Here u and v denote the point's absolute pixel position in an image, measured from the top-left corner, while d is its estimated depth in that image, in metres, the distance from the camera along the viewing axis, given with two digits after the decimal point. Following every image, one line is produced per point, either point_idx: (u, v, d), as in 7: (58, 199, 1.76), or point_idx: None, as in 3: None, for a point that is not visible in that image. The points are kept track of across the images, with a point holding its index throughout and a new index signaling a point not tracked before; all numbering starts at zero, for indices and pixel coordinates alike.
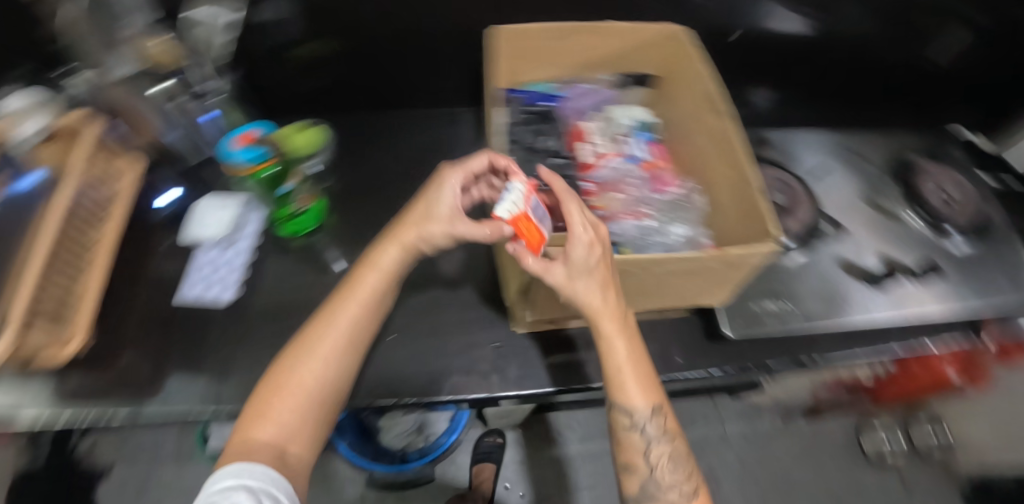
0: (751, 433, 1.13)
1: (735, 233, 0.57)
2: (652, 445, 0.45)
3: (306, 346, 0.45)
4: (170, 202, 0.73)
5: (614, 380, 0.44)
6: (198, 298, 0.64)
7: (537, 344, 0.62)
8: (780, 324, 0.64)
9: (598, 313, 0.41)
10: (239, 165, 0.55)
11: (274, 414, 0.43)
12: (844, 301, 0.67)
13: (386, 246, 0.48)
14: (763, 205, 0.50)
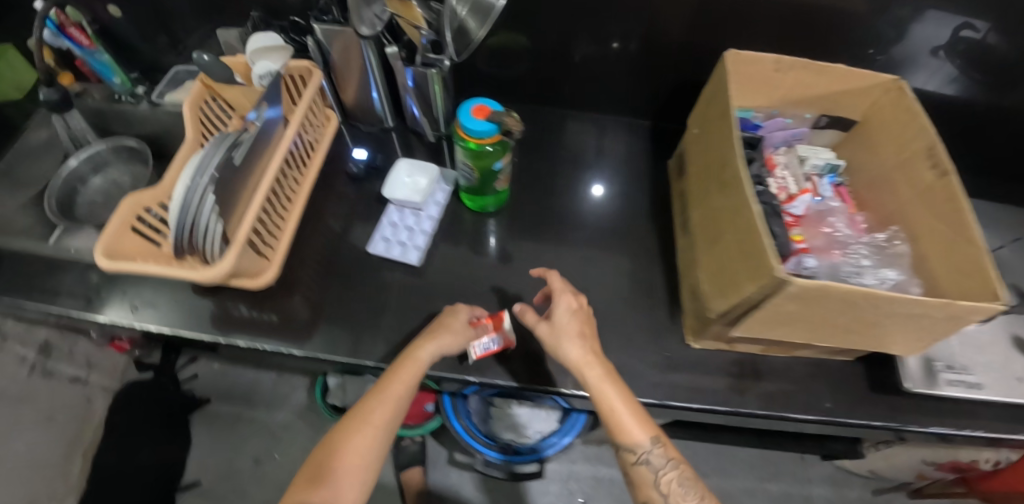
0: (838, 498, 1.11)
1: (944, 287, 0.55)
2: (659, 475, 0.51)
3: (325, 463, 0.51)
4: (360, 159, 0.75)
5: (610, 420, 0.52)
6: (388, 254, 0.67)
7: (701, 363, 0.64)
8: (953, 388, 0.62)
9: (579, 362, 0.53)
10: (476, 134, 0.57)
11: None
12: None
13: (388, 380, 0.54)
14: (988, 261, 0.48)
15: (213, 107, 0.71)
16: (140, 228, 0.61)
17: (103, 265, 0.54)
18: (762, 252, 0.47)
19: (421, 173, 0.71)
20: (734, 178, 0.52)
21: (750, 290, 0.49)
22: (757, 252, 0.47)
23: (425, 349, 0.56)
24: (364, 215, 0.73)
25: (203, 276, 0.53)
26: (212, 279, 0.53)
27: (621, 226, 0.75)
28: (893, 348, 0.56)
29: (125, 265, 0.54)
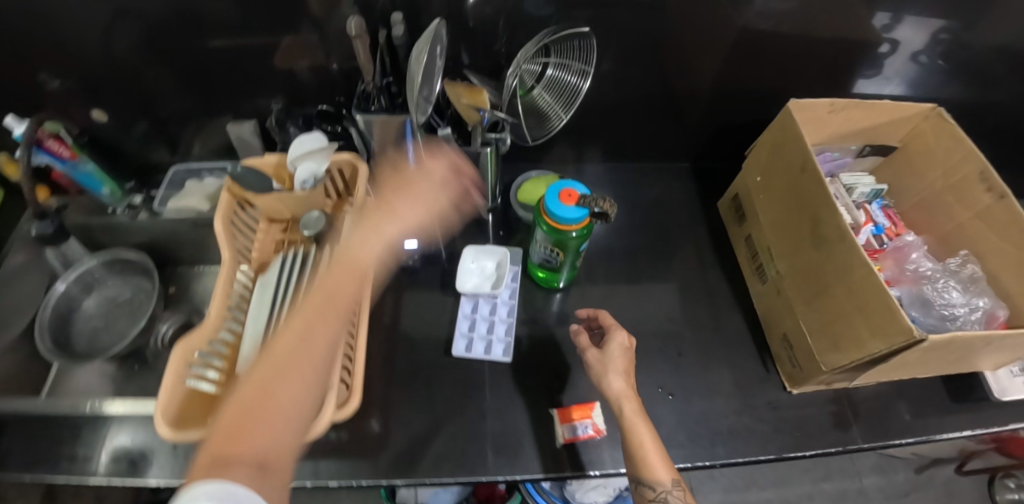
0: (888, 486, 1.15)
1: (1021, 305, 0.60)
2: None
3: (310, 330, 0.42)
4: (412, 249, 0.69)
5: (633, 454, 0.47)
6: (469, 353, 0.62)
7: (803, 408, 0.64)
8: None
9: (619, 393, 0.51)
10: (568, 221, 0.54)
11: (260, 413, 0.36)
12: None
13: (360, 233, 0.52)
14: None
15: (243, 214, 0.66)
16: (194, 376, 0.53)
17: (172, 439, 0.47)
18: (887, 312, 0.48)
19: (488, 257, 0.67)
20: (835, 236, 0.53)
21: (875, 347, 0.50)
22: (883, 313, 0.48)
23: (398, 217, 0.54)
24: (428, 307, 0.68)
25: (304, 431, 0.47)
26: (314, 435, 0.47)
27: (688, 276, 0.74)
28: (979, 364, 0.61)
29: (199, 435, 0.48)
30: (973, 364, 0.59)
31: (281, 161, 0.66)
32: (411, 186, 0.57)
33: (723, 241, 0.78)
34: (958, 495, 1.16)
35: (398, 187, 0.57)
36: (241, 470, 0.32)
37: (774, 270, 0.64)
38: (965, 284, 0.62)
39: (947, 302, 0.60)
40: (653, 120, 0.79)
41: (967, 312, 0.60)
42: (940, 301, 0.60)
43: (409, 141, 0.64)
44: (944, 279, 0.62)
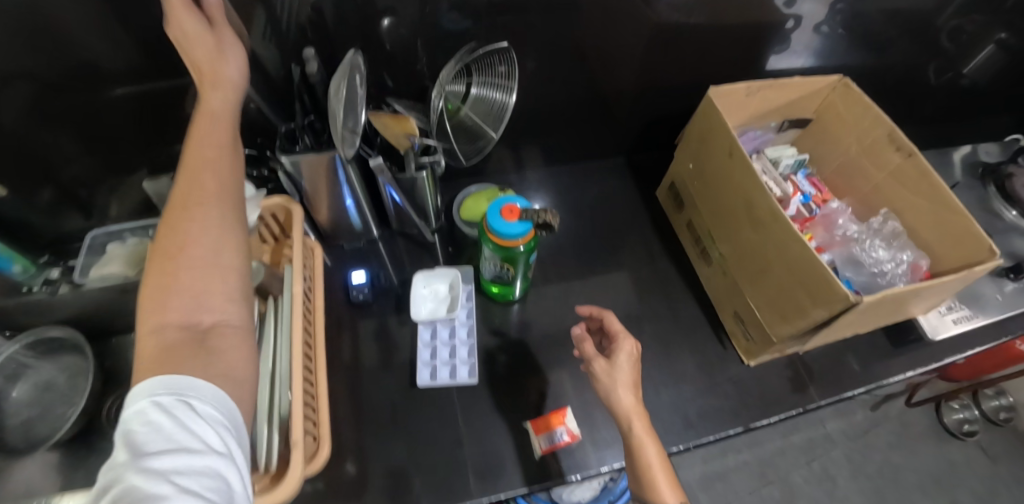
0: (850, 428, 1.24)
1: (938, 252, 0.66)
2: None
3: (195, 191, 0.38)
4: (361, 283, 0.68)
5: (643, 482, 0.46)
6: (434, 381, 0.61)
7: (761, 378, 0.68)
8: (961, 326, 0.73)
9: (631, 412, 0.48)
10: (512, 237, 0.55)
11: (176, 280, 0.34)
12: (997, 296, 0.78)
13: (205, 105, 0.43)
14: (977, 227, 0.58)
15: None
16: None
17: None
18: (826, 278, 0.51)
19: (439, 280, 0.66)
20: (767, 214, 0.56)
21: (819, 313, 0.53)
22: (821, 281, 0.51)
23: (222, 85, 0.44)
24: (388, 340, 0.67)
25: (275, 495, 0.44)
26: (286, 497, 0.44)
27: (639, 267, 0.76)
28: (913, 312, 0.65)
29: None
30: (905, 313, 0.64)
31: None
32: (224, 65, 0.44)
33: (667, 229, 0.80)
34: (910, 424, 1.27)
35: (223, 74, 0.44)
36: (182, 352, 0.32)
37: (717, 253, 0.66)
38: (889, 241, 0.68)
39: (873, 260, 0.65)
40: (585, 122, 0.80)
41: (894, 266, 0.65)
42: (870, 260, 0.65)
43: (341, 177, 0.62)
44: (869, 240, 0.68)
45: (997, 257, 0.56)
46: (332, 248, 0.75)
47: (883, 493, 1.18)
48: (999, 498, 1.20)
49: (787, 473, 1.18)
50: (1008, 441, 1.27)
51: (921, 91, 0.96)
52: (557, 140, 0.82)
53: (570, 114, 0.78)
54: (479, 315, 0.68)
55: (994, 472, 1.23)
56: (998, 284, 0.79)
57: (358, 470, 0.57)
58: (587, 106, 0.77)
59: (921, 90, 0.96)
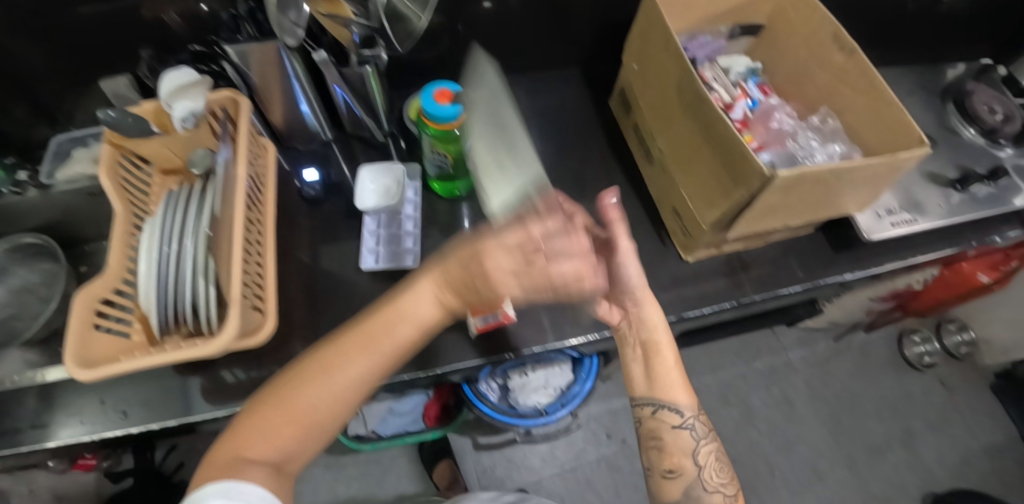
0: (811, 355, 1.30)
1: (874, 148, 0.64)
2: (698, 442, 0.58)
3: (326, 358, 0.43)
4: (313, 181, 0.72)
5: (660, 379, 0.58)
6: (378, 264, 0.66)
7: (698, 273, 0.70)
8: (897, 228, 0.70)
9: (648, 318, 0.58)
10: (445, 119, 0.57)
11: (278, 430, 0.41)
12: (942, 206, 0.74)
13: (414, 293, 0.46)
14: (908, 116, 0.57)
15: (129, 165, 0.63)
16: (105, 322, 0.52)
17: (84, 377, 0.47)
18: (741, 154, 0.49)
19: (385, 176, 0.69)
20: (694, 99, 0.55)
21: (739, 193, 0.51)
22: (737, 157, 0.50)
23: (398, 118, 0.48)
24: (341, 240, 0.71)
25: (207, 347, 0.48)
26: (219, 351, 0.48)
27: (588, 173, 0.78)
28: (851, 209, 0.62)
29: (118, 367, 0.48)
30: (839, 209, 0.61)
31: (157, 107, 0.62)
32: (490, 259, 0.42)
33: (618, 138, 0.81)
34: (871, 356, 1.30)
35: (459, 266, 0.45)
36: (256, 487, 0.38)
37: (657, 149, 0.67)
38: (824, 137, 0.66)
39: (804, 148, 0.62)
40: (538, 32, 0.79)
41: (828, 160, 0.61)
42: (800, 148, 0.62)
43: (289, 70, 0.63)
44: (803, 132, 0.64)
45: (924, 146, 0.53)
46: (287, 150, 0.76)
47: (838, 418, 1.23)
48: (950, 427, 1.21)
49: (748, 396, 1.25)
50: (963, 376, 1.28)
51: (899, 15, 0.91)
52: (511, 51, 0.82)
53: (519, 23, 0.77)
54: (425, 220, 0.71)
55: (948, 403, 1.24)
56: (946, 196, 0.75)
57: (309, 353, 0.63)
58: (535, 15, 0.76)
59: (899, 14, 0.90)
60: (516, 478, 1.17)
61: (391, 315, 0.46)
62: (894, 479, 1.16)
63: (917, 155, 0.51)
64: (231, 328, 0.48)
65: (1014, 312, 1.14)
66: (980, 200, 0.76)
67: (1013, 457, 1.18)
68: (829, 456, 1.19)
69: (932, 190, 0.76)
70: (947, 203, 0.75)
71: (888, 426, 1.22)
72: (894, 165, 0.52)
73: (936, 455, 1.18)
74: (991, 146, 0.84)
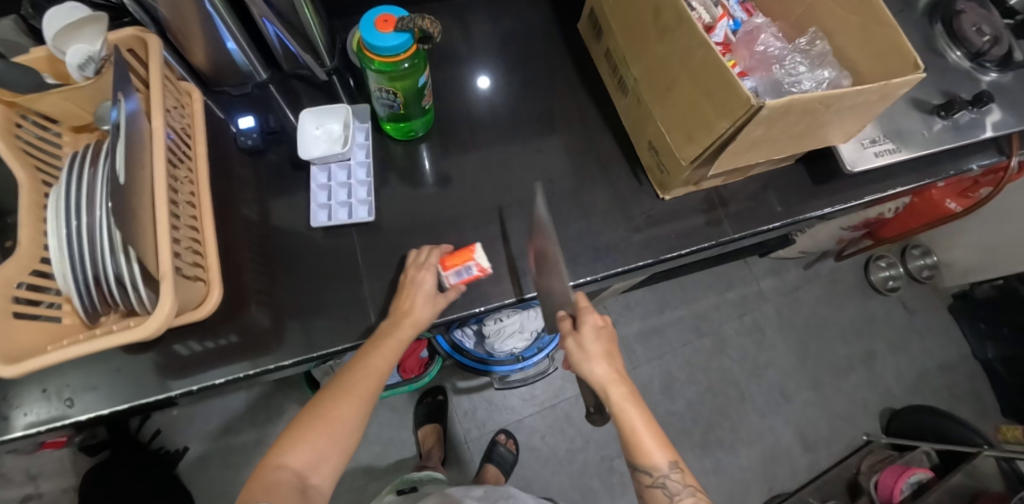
0: (782, 285, 1.33)
1: (864, 74, 0.57)
2: (674, 499, 0.54)
3: (342, 381, 0.54)
4: (250, 128, 0.64)
5: (632, 442, 0.53)
6: (331, 221, 0.61)
7: (675, 213, 0.66)
8: (880, 159, 0.66)
9: (608, 381, 0.53)
10: (390, 50, 0.48)
11: (310, 441, 0.51)
12: (925, 133, 0.69)
13: (397, 326, 0.54)
14: (901, 36, 0.49)
15: (33, 129, 0.49)
16: (23, 309, 0.43)
17: (11, 373, 0.40)
18: (728, 82, 0.44)
19: (330, 118, 0.61)
20: (675, 20, 0.48)
21: (723, 126, 0.47)
22: (723, 87, 0.45)
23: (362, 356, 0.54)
24: (291, 194, 0.64)
25: (134, 334, 0.42)
26: (157, 331, 0.43)
27: (559, 106, 0.72)
28: (835, 140, 0.58)
29: (46, 359, 0.41)
30: (824, 140, 0.57)
31: (52, 54, 0.47)
32: (414, 293, 0.55)
33: (589, 67, 0.74)
34: (838, 282, 1.34)
35: (412, 295, 0.55)
36: (286, 491, 0.48)
37: (631, 78, 0.61)
38: (812, 60, 0.57)
39: (795, 79, 0.56)
40: None
41: (814, 86, 0.55)
42: (789, 78, 0.56)
43: (210, 10, 0.52)
44: (791, 55, 0.57)
45: (917, 71, 0.48)
46: (216, 94, 0.67)
47: (807, 343, 1.28)
48: (910, 347, 1.28)
49: (720, 328, 1.28)
50: (924, 299, 1.32)
51: None
52: None
53: None
54: (376, 168, 0.65)
55: (910, 324, 1.30)
56: (928, 122, 0.70)
57: (270, 318, 0.59)
58: None
59: None
60: (498, 419, 1.20)
61: (378, 345, 0.54)
62: (855, 396, 1.23)
63: (913, 81, 0.47)
64: (169, 306, 0.43)
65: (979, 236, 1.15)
66: (961, 127, 0.70)
67: (964, 371, 1.25)
68: (797, 379, 1.25)
69: (914, 115, 0.70)
70: (930, 130, 0.69)
71: (852, 347, 1.28)
72: (885, 93, 0.48)
73: (894, 373, 1.25)
74: (975, 72, 0.76)
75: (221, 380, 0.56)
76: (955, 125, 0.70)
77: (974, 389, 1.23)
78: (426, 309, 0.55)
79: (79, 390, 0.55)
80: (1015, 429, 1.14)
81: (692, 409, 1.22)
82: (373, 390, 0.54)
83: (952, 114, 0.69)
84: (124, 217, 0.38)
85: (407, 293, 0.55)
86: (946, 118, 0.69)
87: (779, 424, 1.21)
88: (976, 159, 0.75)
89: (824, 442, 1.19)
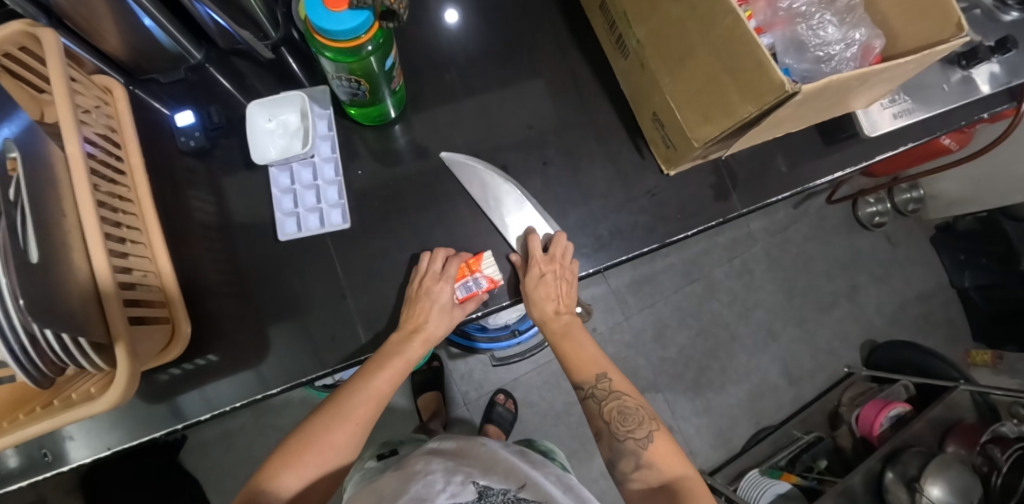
0: (771, 225, 1.28)
1: (898, 31, 0.49)
2: (604, 405, 0.55)
3: (341, 405, 0.52)
4: (190, 125, 0.56)
5: (569, 355, 0.58)
6: (301, 231, 0.56)
7: (677, 185, 0.61)
8: (899, 122, 0.61)
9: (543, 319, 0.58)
10: (343, 33, 0.39)
11: (301, 469, 0.48)
12: (944, 86, 0.63)
13: (408, 342, 0.53)
14: None
15: None
16: None
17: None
18: (760, 64, 0.37)
19: (284, 110, 0.56)
20: None
21: (747, 110, 0.41)
22: (753, 67, 0.38)
23: (372, 371, 0.53)
24: (253, 196, 0.58)
25: (97, 406, 0.38)
26: (118, 399, 0.39)
27: (549, 70, 0.64)
28: (855, 106, 0.53)
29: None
30: (842, 108, 0.51)
31: None
32: (428, 313, 0.54)
33: (580, 21, 0.64)
34: (826, 218, 1.30)
35: (427, 310, 0.54)
36: None
37: (634, 39, 0.53)
38: (842, 16, 0.48)
39: (821, 40, 0.48)
40: None
41: (843, 49, 0.48)
42: (816, 39, 0.48)
43: None
44: (820, 12, 0.49)
45: (960, 35, 0.41)
46: (145, 83, 0.57)
47: (794, 281, 1.28)
48: (892, 278, 1.29)
49: (710, 272, 1.26)
50: (909, 228, 1.31)
51: None
52: None
53: None
54: (343, 163, 0.59)
55: (892, 255, 1.30)
56: (945, 76, 0.63)
57: (251, 337, 0.55)
58: None
59: None
60: (494, 379, 1.20)
61: (384, 366, 0.53)
62: (838, 329, 1.26)
63: (953, 49, 0.41)
64: (127, 373, 0.39)
65: (967, 169, 1.12)
66: (983, 74, 0.63)
67: (939, 298, 1.29)
68: (784, 317, 1.26)
69: (933, 68, 0.62)
70: (949, 82, 0.63)
71: (836, 282, 1.28)
72: (922, 62, 0.43)
73: (875, 305, 1.28)
74: (995, 12, 0.65)
75: (207, 415, 0.53)
76: (977, 74, 0.63)
77: (948, 316, 1.29)
78: (440, 326, 0.54)
79: (62, 437, 0.52)
80: (985, 353, 1.23)
81: (684, 354, 1.23)
82: (372, 414, 0.53)
83: (974, 65, 0.61)
84: (52, 298, 0.32)
85: (422, 305, 0.54)
86: (965, 70, 0.62)
87: (766, 362, 1.24)
88: (1004, 106, 0.67)
89: (807, 375, 1.24)
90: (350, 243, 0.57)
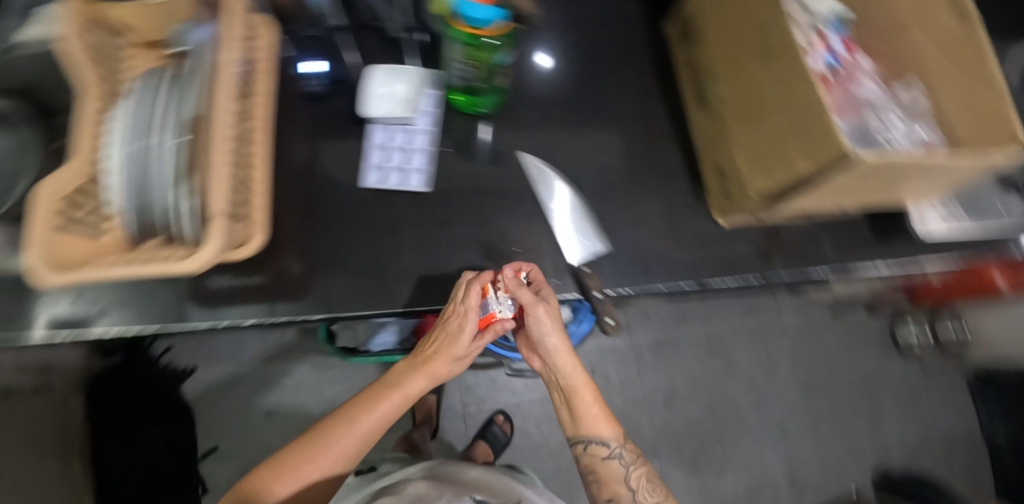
0: (805, 323, 1.27)
1: (962, 140, 0.53)
2: (629, 469, 0.62)
3: (343, 426, 0.61)
4: (319, 73, 0.65)
5: (586, 418, 0.61)
6: (385, 184, 0.63)
7: (725, 236, 0.64)
8: (948, 226, 0.65)
9: (569, 379, 0.60)
10: (484, 23, 0.48)
11: (294, 479, 0.59)
12: (1000, 205, 0.66)
13: (411, 376, 0.62)
14: (1011, 109, 0.45)
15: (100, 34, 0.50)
16: (70, 220, 0.45)
17: (56, 282, 0.42)
18: (824, 129, 0.42)
19: (398, 80, 0.63)
20: (780, 45, 0.46)
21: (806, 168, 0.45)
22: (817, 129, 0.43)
23: (379, 399, 0.62)
24: (347, 148, 0.65)
25: (181, 267, 0.44)
26: (199, 267, 0.44)
27: (632, 107, 0.70)
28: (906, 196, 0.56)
29: (87, 274, 0.42)
30: (894, 195, 0.55)
31: None
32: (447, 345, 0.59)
33: (670, 72, 0.71)
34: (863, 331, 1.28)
35: (444, 344, 0.60)
36: None
37: (716, 93, 0.59)
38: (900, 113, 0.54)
39: (885, 130, 0.53)
40: None
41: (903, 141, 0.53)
42: (881, 128, 0.53)
43: None
44: (883, 106, 0.54)
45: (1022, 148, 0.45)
46: None
47: (816, 385, 1.24)
48: (920, 411, 1.24)
49: (733, 352, 1.24)
50: (947, 365, 1.27)
51: None
52: None
53: None
54: (434, 138, 0.65)
55: (924, 388, 1.25)
56: (1004, 197, 0.66)
57: (309, 266, 0.60)
58: None
59: None
60: (496, 399, 1.18)
61: (386, 396, 0.62)
62: (853, 447, 1.21)
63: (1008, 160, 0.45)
64: (211, 251, 0.44)
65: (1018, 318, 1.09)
66: None
67: (967, 446, 1.23)
68: (798, 418, 1.22)
69: (992, 188, 0.66)
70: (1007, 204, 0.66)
71: (860, 398, 1.24)
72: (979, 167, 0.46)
73: (897, 432, 1.23)
74: None
75: (252, 321, 0.58)
76: None
77: (974, 467, 1.21)
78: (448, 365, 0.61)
79: (119, 306, 0.57)
80: None
81: (688, 427, 1.20)
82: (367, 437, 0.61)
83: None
84: None
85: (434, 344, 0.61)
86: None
87: (771, 459, 1.20)
88: None
89: (810, 485, 1.18)
90: (417, 207, 0.63)
